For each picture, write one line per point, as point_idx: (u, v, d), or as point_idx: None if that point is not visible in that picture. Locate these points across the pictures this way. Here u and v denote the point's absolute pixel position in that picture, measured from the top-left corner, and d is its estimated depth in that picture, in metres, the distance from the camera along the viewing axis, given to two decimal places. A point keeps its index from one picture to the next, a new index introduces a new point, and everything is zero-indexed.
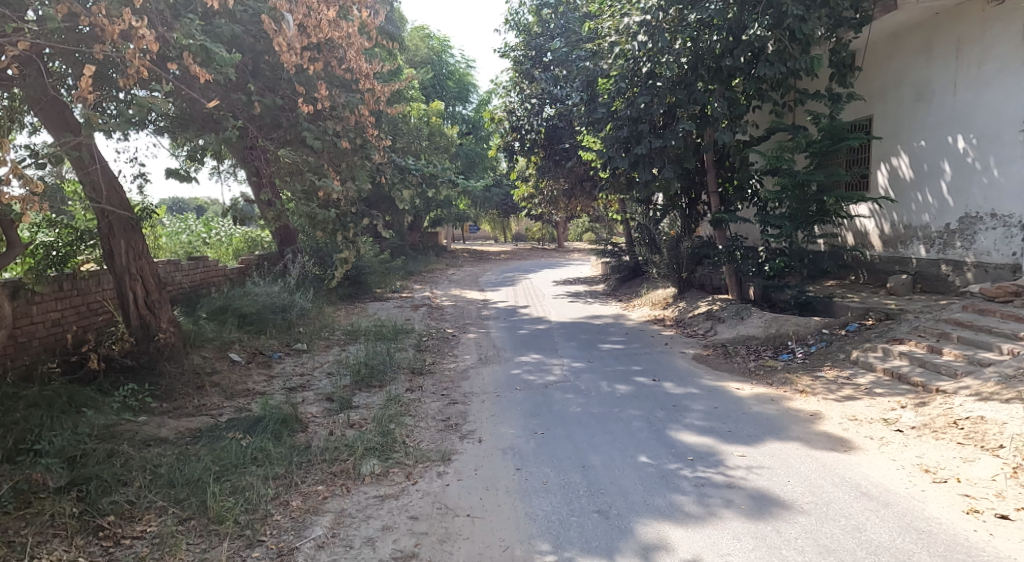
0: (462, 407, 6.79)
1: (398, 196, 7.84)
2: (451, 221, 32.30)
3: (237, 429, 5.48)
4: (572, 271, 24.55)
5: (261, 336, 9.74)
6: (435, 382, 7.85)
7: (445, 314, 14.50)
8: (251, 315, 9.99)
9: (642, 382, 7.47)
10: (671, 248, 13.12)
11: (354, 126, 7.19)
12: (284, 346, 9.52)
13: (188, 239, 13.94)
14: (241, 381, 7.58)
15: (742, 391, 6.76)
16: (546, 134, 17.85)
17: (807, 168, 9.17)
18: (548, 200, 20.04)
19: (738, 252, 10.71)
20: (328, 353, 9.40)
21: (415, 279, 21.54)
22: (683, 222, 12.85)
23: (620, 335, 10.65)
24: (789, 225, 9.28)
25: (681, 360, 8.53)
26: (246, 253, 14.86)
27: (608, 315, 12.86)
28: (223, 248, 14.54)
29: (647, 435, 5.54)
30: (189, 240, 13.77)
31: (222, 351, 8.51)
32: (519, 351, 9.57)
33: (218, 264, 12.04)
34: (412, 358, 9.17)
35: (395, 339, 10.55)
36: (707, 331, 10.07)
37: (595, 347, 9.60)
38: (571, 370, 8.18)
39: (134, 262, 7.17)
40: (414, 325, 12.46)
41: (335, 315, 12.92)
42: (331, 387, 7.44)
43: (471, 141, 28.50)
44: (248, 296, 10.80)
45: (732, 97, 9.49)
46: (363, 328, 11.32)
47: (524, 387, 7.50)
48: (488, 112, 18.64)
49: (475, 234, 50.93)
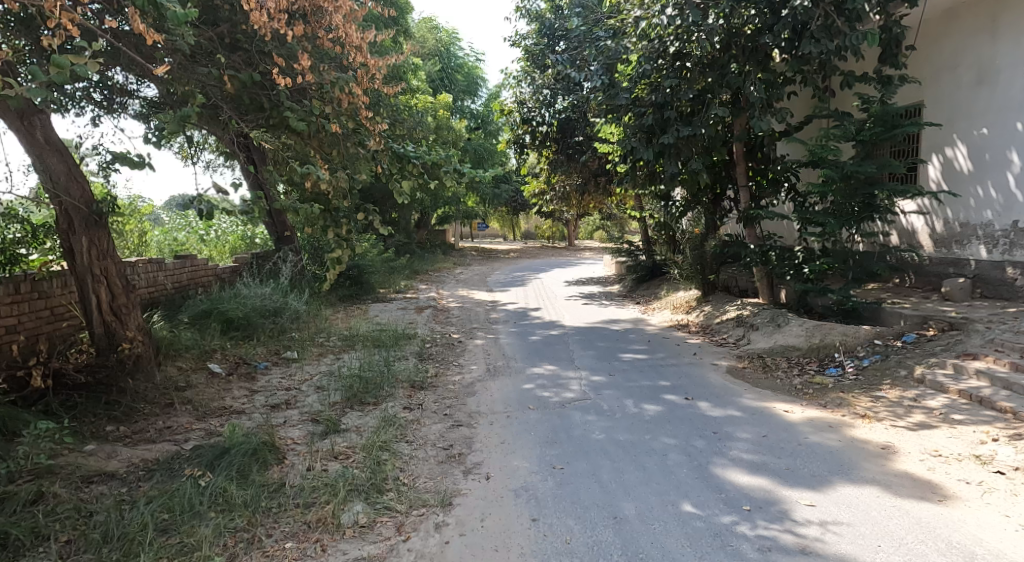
0: (467, 431, 5.89)
1: (396, 188, 6.95)
2: (459, 218, 31.44)
3: (197, 464, 4.60)
4: (585, 271, 23.62)
5: (248, 343, 8.86)
6: (438, 399, 6.94)
7: (451, 317, 13.60)
8: (239, 319, 9.13)
9: (673, 400, 6.55)
10: (695, 247, 12.18)
11: (346, 108, 6.30)
12: (273, 354, 8.65)
13: (179, 235, 13.14)
14: (217, 397, 6.70)
15: (792, 415, 5.81)
16: (558, 126, 17.19)
17: (856, 158, 8.19)
18: (560, 196, 19.10)
19: (772, 253, 9.76)
20: (320, 362, 8.50)
21: (420, 278, 20.66)
22: (707, 218, 12.06)
23: (642, 342, 9.71)
24: (836, 222, 8.30)
25: (713, 374, 7.59)
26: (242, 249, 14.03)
27: (626, 320, 11.92)
28: (219, 246, 13.74)
29: (688, 474, 4.63)
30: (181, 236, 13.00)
31: (201, 362, 7.61)
32: (531, 361, 8.66)
33: (206, 263, 11.16)
34: (413, 369, 8.27)
35: (396, 347, 9.63)
36: (739, 340, 9.12)
37: (615, 357, 8.69)
38: (591, 385, 7.26)
39: (96, 263, 6.21)
40: (417, 330, 11.56)
41: (334, 319, 12.04)
42: (319, 405, 6.55)
43: (480, 136, 27.62)
44: (237, 298, 9.93)
45: (770, 80, 8.63)
46: (361, 335, 10.43)
47: (538, 406, 6.59)
48: (497, 103, 17.75)
49: (484, 232, 50.03)
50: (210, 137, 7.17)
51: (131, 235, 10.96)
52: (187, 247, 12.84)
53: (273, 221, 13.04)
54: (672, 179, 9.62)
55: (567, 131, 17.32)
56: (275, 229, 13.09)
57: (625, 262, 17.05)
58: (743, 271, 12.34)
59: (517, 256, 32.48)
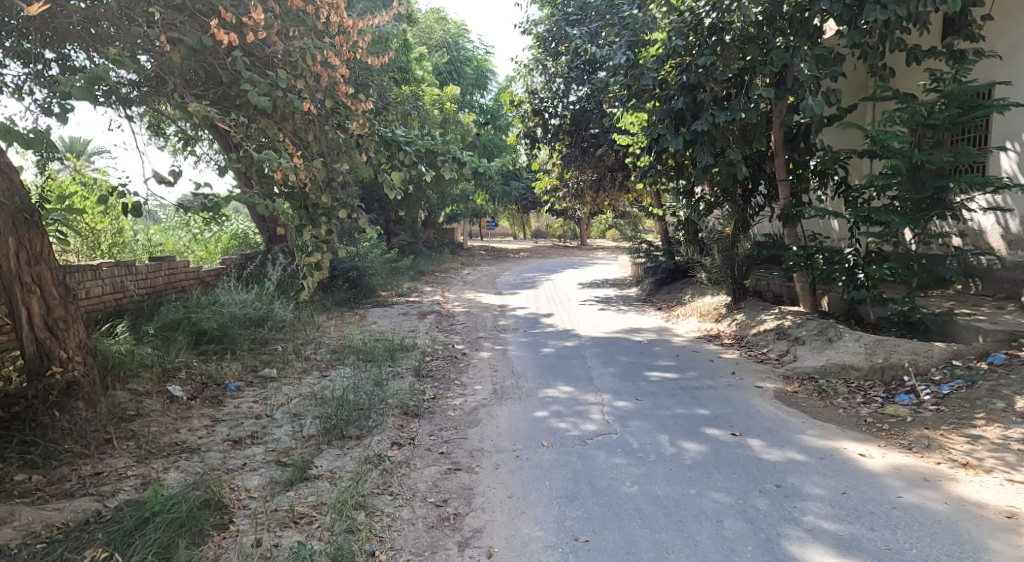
0: (466, 479, 4.80)
1: (386, 180, 5.87)
2: (467, 217, 30.39)
3: (104, 542, 3.58)
4: (599, 272, 22.47)
5: (223, 359, 7.78)
6: (434, 431, 5.85)
7: (456, 324, 12.51)
8: (213, 331, 8.05)
9: (717, 436, 5.42)
10: (727, 248, 11.02)
11: (322, 83, 5.25)
12: (250, 371, 7.59)
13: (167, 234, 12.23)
14: (170, 429, 5.60)
15: (871, 459, 4.69)
16: (571, 118, 16.13)
17: (925, 146, 7.02)
18: (574, 193, 17.97)
19: (818, 256, 8.59)
20: (303, 381, 7.42)
21: (425, 280, 19.59)
22: (739, 216, 10.87)
23: (669, 357, 8.57)
24: (901, 220, 7.12)
25: (759, 400, 6.46)
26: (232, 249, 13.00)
27: (648, 329, 10.78)
28: (209, 246, 12.79)
29: (755, 556, 3.57)
30: (167, 235, 12.09)
31: (160, 384, 6.50)
32: (544, 381, 7.55)
33: (185, 265, 10.09)
34: (407, 390, 7.18)
35: (390, 362, 8.53)
36: (783, 356, 7.96)
37: (640, 376, 7.57)
38: (615, 414, 6.15)
39: (26, 268, 5.02)
40: (417, 340, 10.47)
41: (326, 329, 10.98)
42: (291, 439, 5.47)
43: (490, 131, 26.54)
44: (214, 306, 8.85)
45: (821, 55, 7.45)
46: (353, 347, 9.37)
47: (554, 441, 5.48)
48: (507, 94, 16.66)
49: (493, 231, 48.92)
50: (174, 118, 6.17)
51: (105, 231, 10.06)
52: (171, 248, 11.82)
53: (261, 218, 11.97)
54: (704, 172, 8.48)
55: (582, 123, 16.20)
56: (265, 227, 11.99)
57: (643, 264, 15.90)
58: (778, 275, 11.17)
59: (528, 256, 31.40)
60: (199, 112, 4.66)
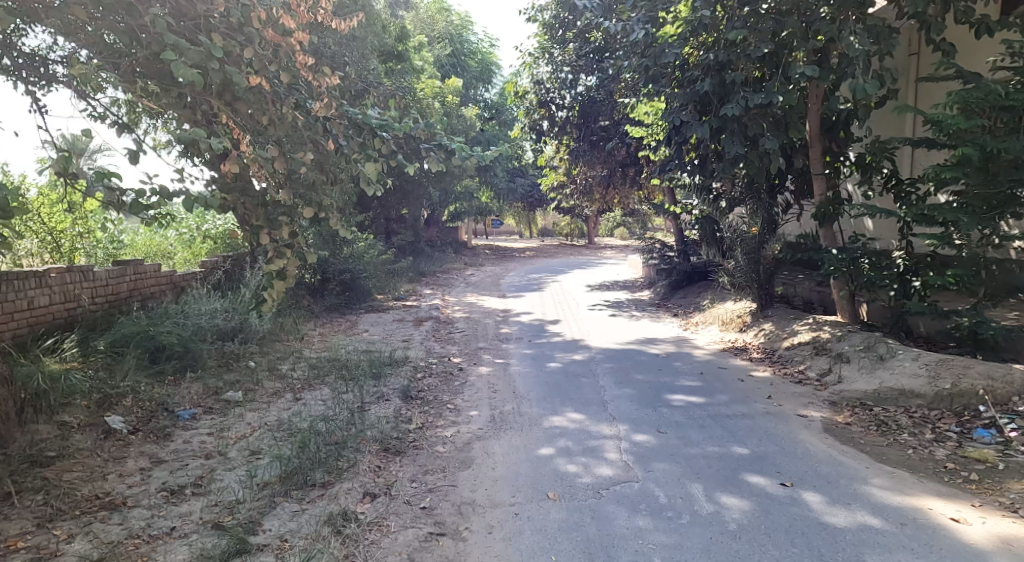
0: (451, 550, 3.83)
1: (361, 174, 4.88)
2: (472, 215, 29.42)
3: None
4: (609, 272, 21.44)
5: (182, 379, 6.78)
6: (417, 476, 4.87)
7: (454, 332, 11.54)
8: (173, 347, 7.04)
9: (763, 487, 4.40)
10: (754, 250, 10.00)
11: (278, 52, 4.28)
12: (213, 393, 6.61)
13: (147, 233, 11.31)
14: (96, 475, 4.60)
15: (970, 529, 3.75)
16: (580, 109, 15.13)
17: (999, 133, 5.96)
18: (581, 190, 16.96)
19: (863, 260, 7.54)
20: (272, 404, 6.46)
21: (426, 282, 18.62)
22: (765, 214, 9.80)
23: (691, 375, 7.57)
24: (970, 220, 6.07)
25: (806, 433, 5.44)
26: (213, 251, 12.07)
27: (666, 340, 9.77)
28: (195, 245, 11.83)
29: None
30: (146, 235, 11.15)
31: (99, 414, 5.50)
32: (550, 406, 6.56)
33: (155, 270, 9.09)
34: (392, 418, 6.21)
35: (375, 381, 7.55)
36: (826, 376, 6.93)
37: (661, 400, 6.57)
38: (635, 452, 5.16)
39: None
40: (411, 352, 9.50)
41: (310, 340, 10.02)
42: (241, 486, 4.51)
43: (494, 127, 25.55)
44: (178, 317, 7.85)
45: (873, 26, 6.41)
46: (337, 363, 8.40)
47: (561, 493, 4.47)
48: (511, 84, 15.68)
49: (498, 229, 47.92)
50: (118, 97, 5.21)
51: (69, 230, 9.14)
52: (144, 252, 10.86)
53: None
54: (733, 165, 7.48)
55: (591, 115, 15.19)
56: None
57: (656, 266, 14.89)
58: (810, 280, 10.14)
59: (534, 255, 30.39)
60: (80, 73, 3.95)
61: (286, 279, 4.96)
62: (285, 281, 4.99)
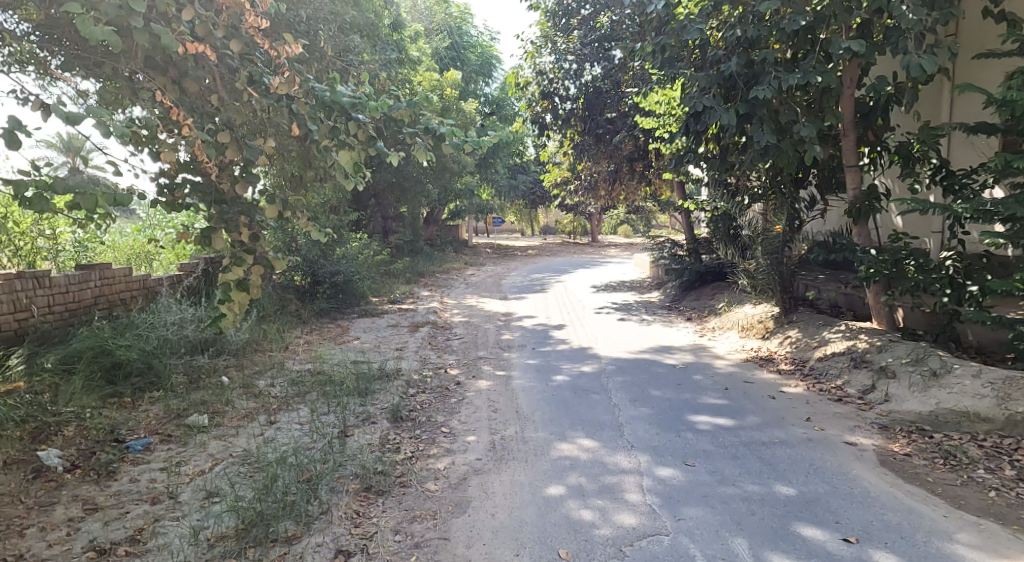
0: None
1: (333, 163, 4.10)
2: (472, 213, 28.63)
3: None
4: (615, 272, 20.62)
5: (141, 401, 5.97)
6: (402, 525, 4.10)
7: (452, 339, 10.75)
8: (133, 363, 6.24)
9: (824, 546, 3.66)
10: (778, 250, 9.21)
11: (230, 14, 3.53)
12: (176, 415, 5.82)
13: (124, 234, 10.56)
14: (12, 531, 3.85)
15: None
16: (585, 101, 14.35)
17: None
18: (586, 186, 16.12)
19: (908, 261, 6.73)
20: (241, 429, 5.67)
21: (424, 283, 17.85)
22: (789, 211, 9.01)
23: (714, 391, 6.78)
24: None
25: (858, 466, 4.65)
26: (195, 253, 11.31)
27: (682, 349, 8.98)
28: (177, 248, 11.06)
29: None
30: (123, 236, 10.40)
31: (31, 447, 4.73)
32: (558, 429, 5.78)
33: (126, 274, 8.30)
34: (378, 446, 5.43)
35: (361, 399, 6.75)
36: (869, 394, 6.13)
37: (684, 423, 5.78)
38: (660, 493, 4.38)
39: None
40: (403, 363, 8.73)
41: (295, 350, 9.23)
42: (186, 544, 3.76)
43: (495, 122, 24.72)
44: (142, 328, 7.05)
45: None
46: (321, 376, 7.62)
47: (576, 552, 3.71)
48: (511, 75, 14.88)
49: (500, 227, 47.07)
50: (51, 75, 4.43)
51: (31, 230, 8.40)
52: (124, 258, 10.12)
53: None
54: (761, 157, 6.69)
55: (596, 106, 14.38)
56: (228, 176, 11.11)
57: (666, 265, 14.09)
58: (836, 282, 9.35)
59: (536, 254, 29.56)
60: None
61: (247, 289, 4.18)
62: (246, 291, 4.22)
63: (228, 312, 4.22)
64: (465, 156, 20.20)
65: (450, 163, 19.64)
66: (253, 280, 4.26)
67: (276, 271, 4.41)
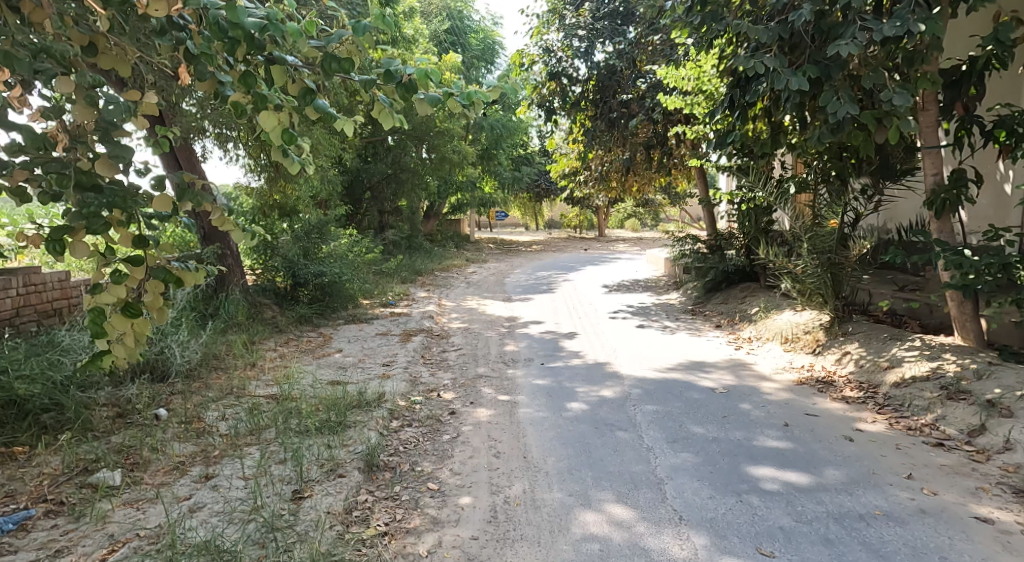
0: None
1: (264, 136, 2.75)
2: (474, 207, 27.24)
3: None
4: (628, 269, 19.21)
5: (38, 452, 4.69)
6: None
7: (448, 352, 9.39)
8: (32, 402, 4.96)
9: None
10: (830, 249, 7.89)
11: None
12: (82, 470, 4.50)
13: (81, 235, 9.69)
14: None
15: None
16: (596, 82, 12.95)
17: None
18: (597, 177, 14.70)
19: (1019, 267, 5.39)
20: (163, 490, 4.33)
21: (421, 282, 16.51)
22: (836, 201, 7.91)
23: (770, 428, 5.45)
24: None
25: None
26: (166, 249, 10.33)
27: (718, 367, 7.62)
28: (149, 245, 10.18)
29: None
30: None
31: None
32: (578, 489, 4.46)
33: (60, 279, 7.01)
34: (340, 520, 4.09)
35: (329, 439, 5.41)
36: (978, 438, 4.81)
37: (744, 481, 4.44)
38: None
39: None
40: (389, 385, 7.39)
41: (263, 367, 7.88)
42: None
43: (498, 110, 23.34)
44: (57, 351, 5.72)
45: None
46: (286, 405, 6.28)
47: None
48: (515, 53, 13.47)
49: (502, 221, 45.60)
50: None
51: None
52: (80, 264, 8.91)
53: (180, 155, 9.69)
54: (832, 134, 5.30)
55: (609, 88, 12.98)
56: (183, 167, 9.78)
57: (688, 264, 12.72)
58: (888, 288, 8.20)
59: (541, 249, 28.17)
60: None
61: (134, 317, 2.97)
62: (135, 317, 3.01)
63: (113, 347, 3.02)
64: (466, 145, 18.82)
65: (449, 153, 18.26)
66: (146, 302, 3.06)
67: (183, 286, 3.24)
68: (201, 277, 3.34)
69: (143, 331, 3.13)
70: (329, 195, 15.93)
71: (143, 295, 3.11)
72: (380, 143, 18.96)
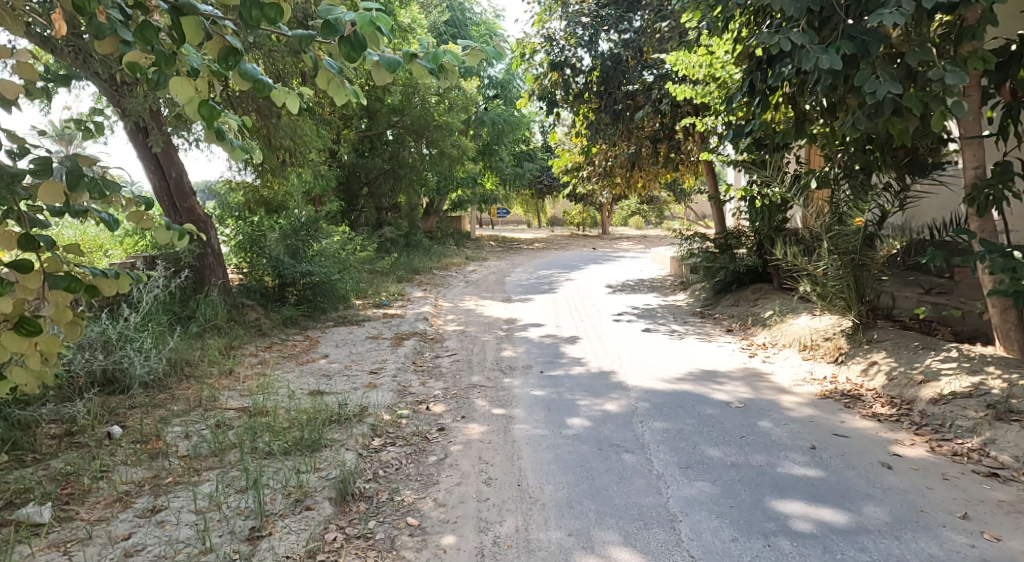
0: None
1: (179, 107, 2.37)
2: (474, 203, 26.62)
3: None
4: (632, 268, 18.59)
5: None
6: None
7: (441, 357, 8.80)
8: None
9: None
10: (854, 249, 7.28)
11: None
12: (8, 504, 3.95)
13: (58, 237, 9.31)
14: None
15: None
16: (600, 72, 12.33)
17: None
18: (600, 172, 14.10)
19: None
20: (99, 530, 3.77)
21: (418, 281, 15.93)
22: (859, 198, 7.32)
23: (795, 451, 4.87)
24: None
25: None
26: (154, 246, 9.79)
27: (731, 377, 7.04)
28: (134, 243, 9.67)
29: None
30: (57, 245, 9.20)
31: None
32: (579, 527, 3.89)
33: None
34: None
35: (299, 462, 4.83)
36: None
37: (770, 518, 3.86)
38: None
39: None
40: (374, 396, 6.81)
41: (240, 375, 7.30)
42: None
43: (499, 105, 22.73)
44: None
45: None
46: (256, 422, 5.69)
47: None
48: (516, 43, 12.85)
49: (504, 217, 44.99)
50: None
51: None
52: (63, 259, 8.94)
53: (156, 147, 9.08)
54: (868, 119, 4.68)
55: (613, 79, 12.31)
56: (161, 163, 9.19)
57: (696, 264, 12.14)
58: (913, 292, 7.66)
59: (542, 247, 27.58)
60: None
61: (30, 334, 2.41)
62: (34, 335, 2.45)
63: None
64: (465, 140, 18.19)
65: (448, 148, 17.66)
66: (48, 316, 2.57)
67: (99, 296, 2.74)
68: (124, 285, 2.82)
69: (48, 350, 2.63)
70: (322, 191, 15.34)
71: (44, 308, 2.60)
72: (377, 137, 18.37)
